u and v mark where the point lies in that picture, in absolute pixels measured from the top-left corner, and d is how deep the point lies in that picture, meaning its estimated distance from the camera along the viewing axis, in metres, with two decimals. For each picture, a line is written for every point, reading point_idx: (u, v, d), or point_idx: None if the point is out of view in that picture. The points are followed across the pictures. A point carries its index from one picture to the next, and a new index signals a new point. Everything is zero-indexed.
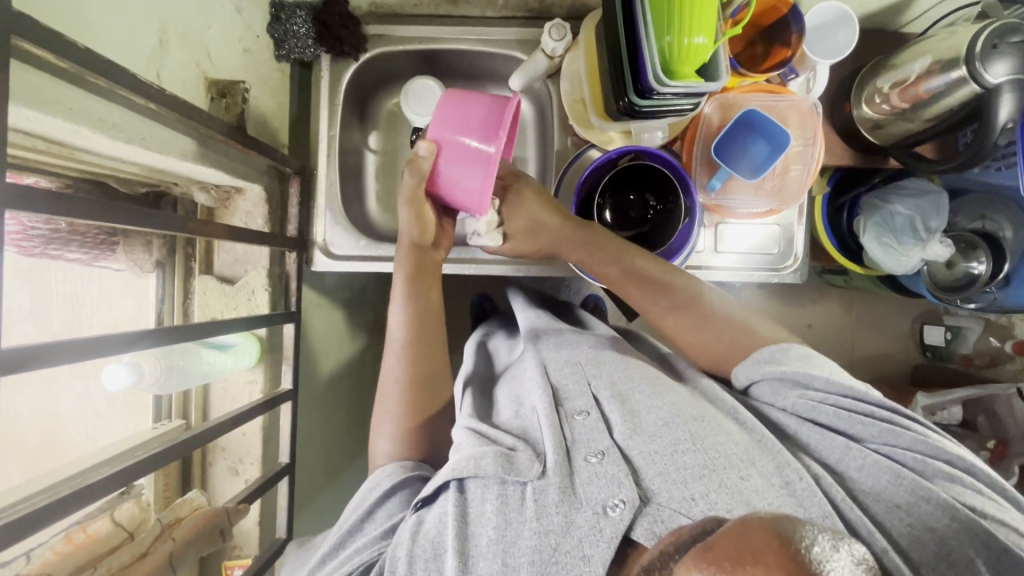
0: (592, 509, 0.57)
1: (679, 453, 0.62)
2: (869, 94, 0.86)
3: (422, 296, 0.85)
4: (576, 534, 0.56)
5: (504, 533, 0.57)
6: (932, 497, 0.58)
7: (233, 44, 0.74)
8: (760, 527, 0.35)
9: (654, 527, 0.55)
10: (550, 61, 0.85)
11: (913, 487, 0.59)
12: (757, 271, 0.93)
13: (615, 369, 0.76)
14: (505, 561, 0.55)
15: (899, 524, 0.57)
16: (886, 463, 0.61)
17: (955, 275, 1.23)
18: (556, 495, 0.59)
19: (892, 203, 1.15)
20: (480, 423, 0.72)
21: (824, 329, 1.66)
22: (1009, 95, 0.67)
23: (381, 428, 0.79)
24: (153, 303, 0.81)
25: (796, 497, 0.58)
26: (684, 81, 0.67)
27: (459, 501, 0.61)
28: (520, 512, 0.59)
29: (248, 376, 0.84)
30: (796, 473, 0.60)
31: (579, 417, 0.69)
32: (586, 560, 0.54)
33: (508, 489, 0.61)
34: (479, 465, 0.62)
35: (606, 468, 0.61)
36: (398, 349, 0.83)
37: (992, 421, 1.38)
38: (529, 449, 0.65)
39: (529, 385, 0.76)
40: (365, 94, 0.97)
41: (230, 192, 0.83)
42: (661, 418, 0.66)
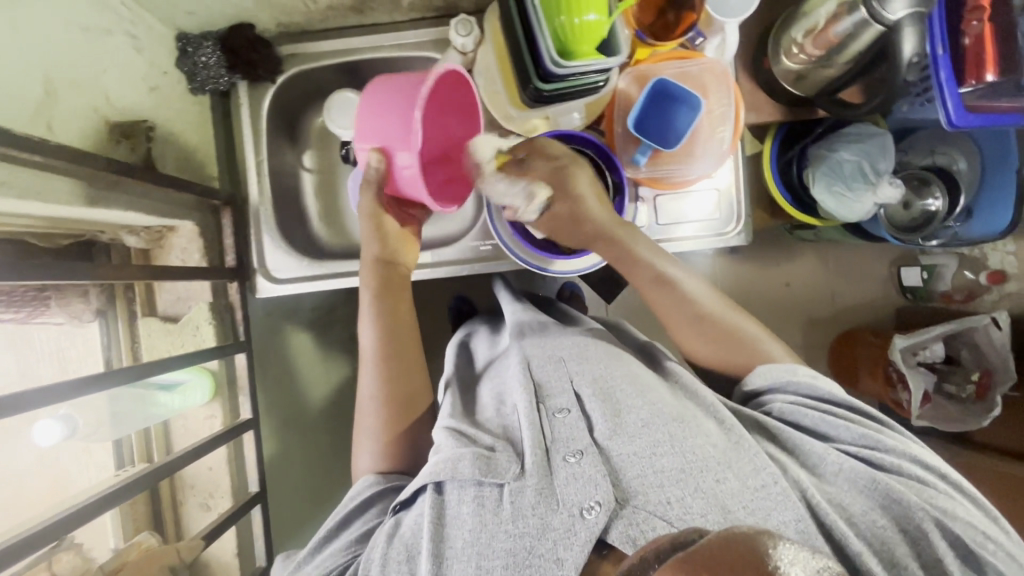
0: (569, 511, 0.58)
1: (657, 455, 0.62)
2: (785, 46, 0.84)
3: (392, 310, 0.84)
4: (551, 536, 0.56)
5: (479, 536, 0.58)
6: (904, 500, 0.59)
7: (136, 83, 0.74)
8: (732, 545, 0.33)
9: (629, 530, 0.56)
10: (464, 57, 0.85)
11: (887, 491, 0.60)
12: (703, 237, 0.92)
13: (599, 364, 0.76)
14: (479, 563, 0.56)
15: (874, 526, 0.58)
16: (862, 467, 0.62)
17: (914, 215, 1.21)
18: (532, 497, 0.60)
19: (838, 151, 1.14)
20: (460, 421, 0.73)
21: (801, 284, 1.65)
22: (910, 30, 0.67)
23: (360, 446, 0.79)
24: (100, 350, 0.81)
25: (770, 497, 0.59)
26: (582, 60, 0.67)
27: (436, 503, 0.62)
28: (495, 514, 0.59)
29: (207, 411, 0.85)
30: (772, 476, 0.61)
31: (560, 414, 0.69)
32: (559, 564, 0.54)
33: (485, 490, 0.61)
34: (457, 468, 0.63)
35: (584, 468, 0.61)
36: (371, 366, 0.81)
37: (976, 354, 1.36)
38: (508, 448, 0.66)
39: (512, 382, 0.76)
40: (292, 114, 0.97)
41: (162, 231, 0.83)
42: (642, 418, 0.66)
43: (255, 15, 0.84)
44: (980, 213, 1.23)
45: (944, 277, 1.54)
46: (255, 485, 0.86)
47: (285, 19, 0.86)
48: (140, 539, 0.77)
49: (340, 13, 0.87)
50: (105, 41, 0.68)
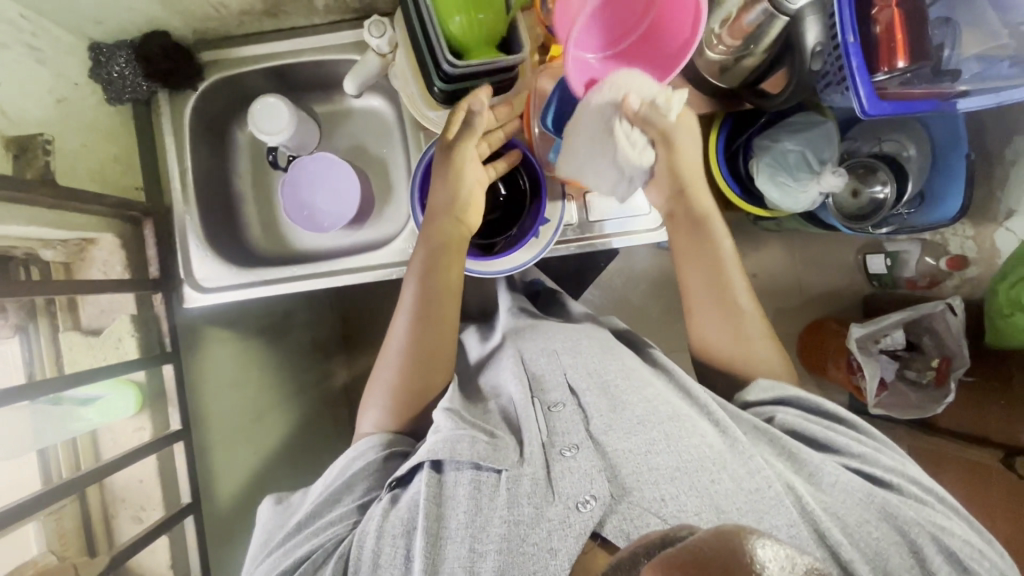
0: (564, 504, 0.62)
1: (652, 453, 0.65)
2: (704, 38, 0.83)
3: (437, 270, 0.79)
4: (545, 526, 0.60)
5: (474, 520, 0.62)
6: (898, 515, 0.63)
7: (39, 96, 0.73)
8: (718, 546, 0.33)
9: (623, 524, 0.60)
10: (383, 59, 0.84)
11: (883, 504, 0.64)
12: (637, 233, 0.89)
13: (594, 358, 0.79)
14: (472, 546, 0.60)
15: (869, 535, 0.62)
16: (859, 482, 0.66)
17: (862, 204, 1.22)
18: (528, 487, 0.64)
19: (781, 142, 1.14)
20: (458, 407, 0.75)
21: (767, 275, 1.64)
22: (813, 17, 0.68)
23: (370, 401, 0.81)
24: (21, 364, 0.79)
25: (762, 497, 0.61)
26: (478, 58, 0.66)
27: (432, 484, 0.67)
28: (491, 499, 0.64)
29: (136, 423, 0.84)
30: (766, 479, 0.63)
31: (556, 409, 0.73)
32: (552, 552, 0.58)
33: (481, 476, 0.66)
34: (454, 450, 0.66)
35: (579, 463, 0.65)
36: (403, 321, 0.80)
37: (935, 340, 1.35)
38: (507, 439, 0.71)
39: (506, 375, 0.82)
40: (220, 121, 0.96)
41: (82, 244, 0.82)
42: (638, 415, 0.70)
43: (168, 23, 0.83)
44: (931, 202, 1.22)
45: (908, 263, 1.52)
46: (188, 497, 0.86)
47: (200, 25, 0.85)
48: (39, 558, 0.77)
49: (254, 18, 0.86)
50: None
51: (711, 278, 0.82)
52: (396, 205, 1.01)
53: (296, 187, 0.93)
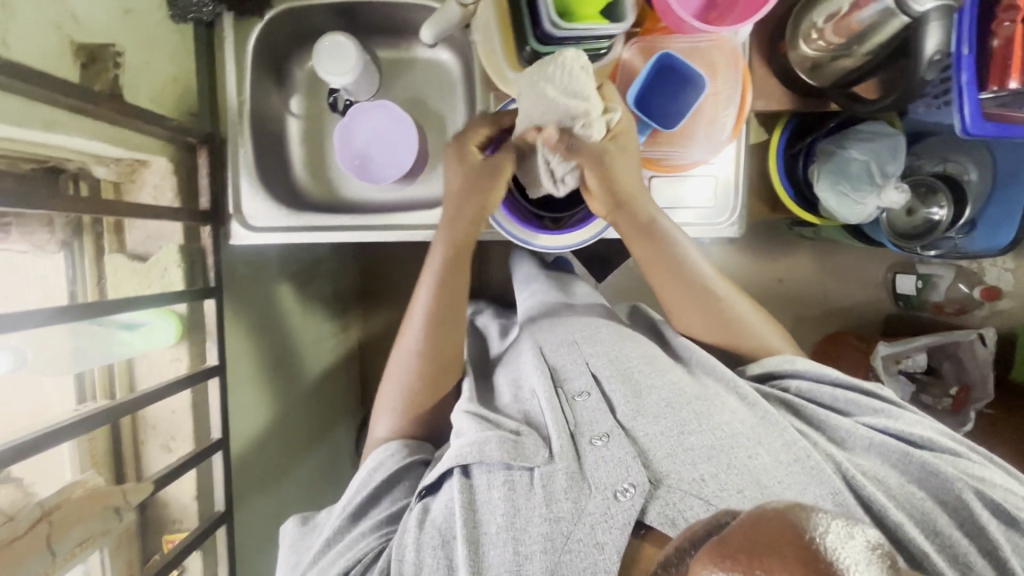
0: (603, 494, 0.61)
1: (685, 434, 0.65)
2: (803, 31, 0.79)
3: (450, 269, 0.81)
4: (587, 520, 0.59)
5: (514, 521, 0.61)
6: (941, 471, 0.61)
7: (110, 3, 0.69)
8: (774, 519, 0.33)
9: (666, 510, 0.58)
10: (464, 10, 0.80)
11: (921, 463, 0.63)
12: (691, 225, 0.87)
13: (613, 345, 0.77)
14: (518, 549, 0.59)
15: (913, 497, 0.61)
16: (894, 444, 0.65)
17: (915, 223, 1.19)
18: (564, 481, 0.63)
19: (847, 149, 1.10)
20: (479, 407, 0.75)
21: (793, 281, 1.62)
22: (937, 23, 0.63)
23: (382, 404, 0.81)
24: (63, 283, 0.78)
25: (803, 470, 0.61)
26: (583, 23, 0.62)
27: (464, 488, 0.65)
28: (528, 497, 0.62)
29: (172, 353, 0.83)
30: (805, 450, 0.63)
31: (580, 398, 0.72)
32: (598, 547, 0.57)
33: (514, 474, 0.64)
34: (482, 451, 0.65)
35: (612, 451, 0.64)
36: (424, 298, 0.82)
37: (957, 367, 1.35)
38: (534, 433, 0.69)
39: (526, 368, 0.79)
40: (280, 54, 0.92)
41: (134, 164, 0.79)
42: (664, 398, 0.69)
43: None
44: (981, 229, 1.18)
45: (939, 288, 1.47)
46: (218, 432, 0.86)
47: None
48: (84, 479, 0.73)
49: None
50: None
51: (681, 277, 0.80)
52: (449, 165, 0.98)
53: (352, 132, 0.90)
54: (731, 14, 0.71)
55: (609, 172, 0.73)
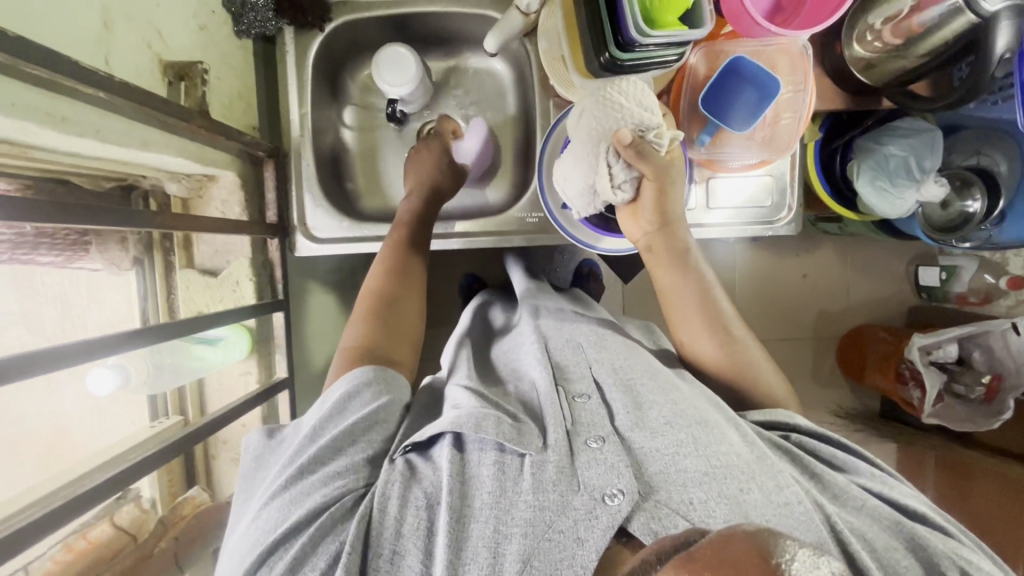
0: (590, 495, 0.54)
1: (681, 454, 0.57)
2: (860, 32, 0.81)
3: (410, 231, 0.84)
4: (571, 515, 0.53)
5: (499, 501, 0.55)
6: (932, 549, 0.54)
7: (186, 22, 0.70)
8: (741, 539, 0.31)
9: (651, 523, 0.52)
10: (526, 19, 0.81)
11: (913, 536, 0.55)
12: (750, 224, 0.91)
13: (620, 356, 0.71)
14: (498, 528, 0.53)
15: (901, 565, 0.53)
16: (887, 511, 0.57)
17: (950, 216, 1.12)
18: (554, 473, 0.56)
19: (886, 145, 1.06)
20: (478, 386, 0.70)
21: (819, 278, 1.53)
22: (1007, 23, 0.65)
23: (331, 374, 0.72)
24: (136, 301, 0.80)
25: (794, 514, 0.53)
26: (667, 29, 0.63)
27: (456, 458, 0.59)
28: (516, 482, 0.56)
29: (242, 367, 0.83)
30: (796, 492, 0.55)
31: (581, 400, 0.65)
32: (579, 542, 0.51)
33: (506, 458, 0.59)
34: (481, 425, 0.59)
35: (606, 455, 0.57)
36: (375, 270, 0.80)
37: (988, 358, 1.27)
38: (531, 421, 0.63)
39: (529, 361, 0.73)
40: (335, 66, 0.92)
41: (202, 180, 0.80)
42: (664, 415, 0.62)
43: None
44: (1013, 220, 1.07)
45: (962, 279, 1.38)
46: None
47: None
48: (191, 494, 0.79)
49: None
50: None
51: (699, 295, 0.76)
52: (502, 171, 0.99)
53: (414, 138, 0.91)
54: (796, 19, 0.73)
55: (664, 203, 0.74)
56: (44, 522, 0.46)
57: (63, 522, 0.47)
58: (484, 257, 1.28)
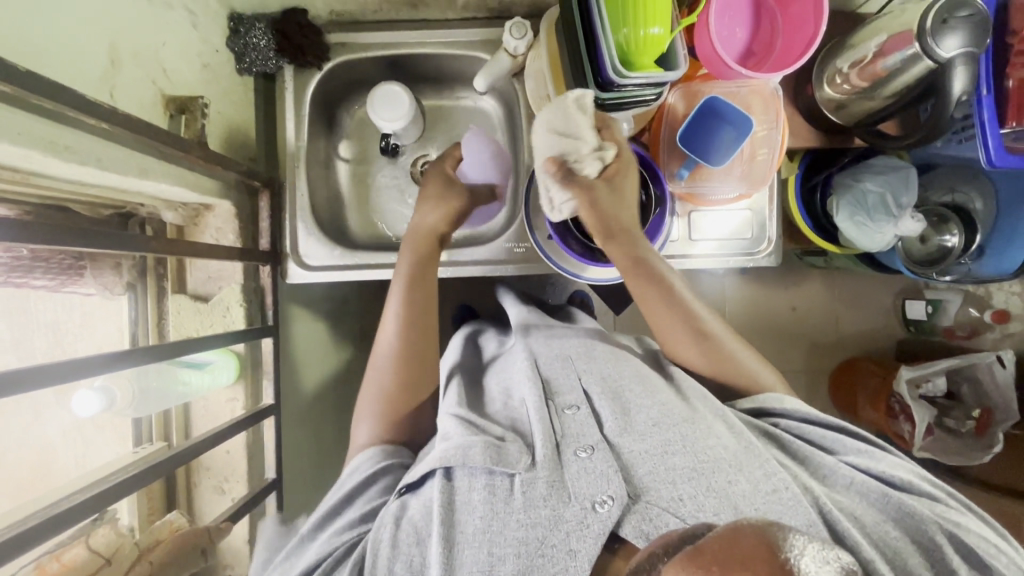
0: (581, 504, 0.55)
1: (669, 454, 0.59)
2: (829, 75, 0.86)
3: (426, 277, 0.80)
4: (563, 528, 0.54)
5: (490, 524, 0.55)
6: (918, 513, 0.56)
7: (190, 59, 0.74)
8: (750, 534, 0.35)
9: (642, 525, 0.53)
10: (514, 60, 0.86)
11: (900, 506, 0.57)
12: (732, 256, 0.94)
13: (607, 364, 0.73)
14: (490, 550, 0.53)
15: (889, 536, 0.55)
16: (873, 481, 0.60)
17: (929, 250, 1.14)
18: (544, 489, 0.57)
19: (863, 181, 1.10)
20: (468, 412, 0.69)
21: (807, 309, 1.54)
22: (962, 68, 0.70)
23: (361, 409, 0.76)
24: (127, 326, 0.81)
25: (782, 501, 0.55)
26: (643, 71, 0.67)
27: (445, 489, 0.59)
28: (507, 502, 0.57)
29: (229, 393, 0.84)
30: (783, 481, 0.57)
31: (570, 411, 0.65)
32: (571, 554, 0.53)
33: (496, 480, 0.59)
34: (467, 455, 0.59)
35: (595, 463, 0.58)
36: (392, 327, 0.77)
37: (978, 393, 1.28)
38: (519, 440, 0.63)
39: (519, 377, 0.73)
40: (331, 103, 0.96)
41: (199, 209, 0.82)
42: (651, 417, 0.63)
43: (309, 2, 0.84)
44: (991, 256, 1.12)
45: (949, 313, 1.41)
46: (272, 472, 0.85)
47: (339, 7, 0.85)
48: (172, 518, 0.77)
49: (393, 6, 0.86)
50: (168, 13, 0.68)
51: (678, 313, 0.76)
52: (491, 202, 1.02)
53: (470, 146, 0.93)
54: (767, 62, 0.78)
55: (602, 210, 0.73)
56: None
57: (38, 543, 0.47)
58: (474, 287, 1.30)
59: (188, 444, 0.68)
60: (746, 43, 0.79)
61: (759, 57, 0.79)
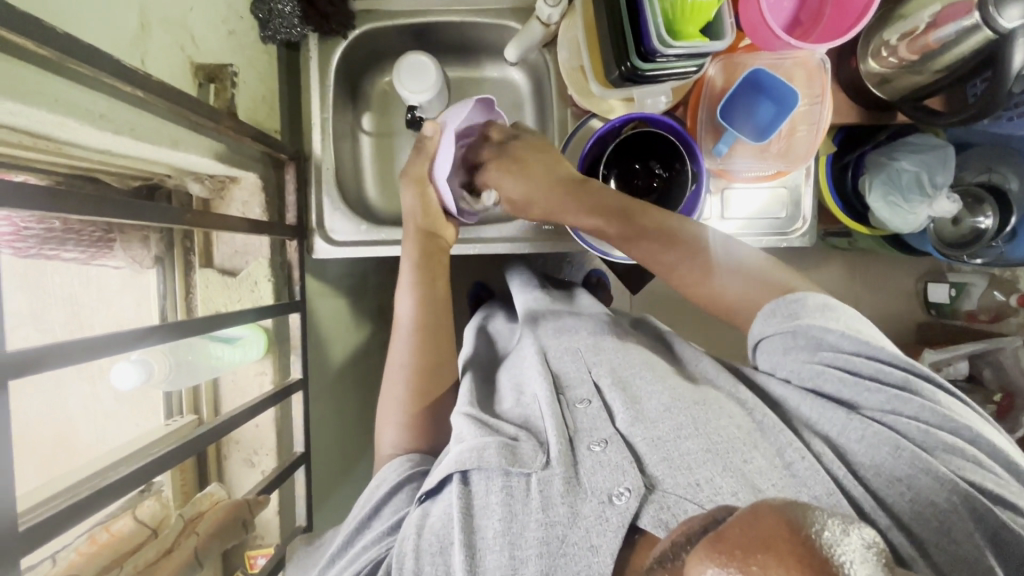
0: (598, 498, 0.54)
1: (682, 438, 0.58)
2: (875, 48, 0.82)
3: (428, 284, 0.82)
4: (582, 524, 0.53)
5: (510, 526, 0.54)
6: (933, 470, 0.53)
7: (217, 25, 0.71)
8: (772, 513, 0.31)
9: (661, 515, 0.51)
10: (546, 28, 0.82)
11: (914, 460, 0.54)
12: (764, 235, 0.91)
13: (617, 353, 0.72)
14: (512, 554, 0.52)
15: (901, 500, 0.54)
16: (888, 434, 0.56)
17: (961, 232, 1.09)
18: (561, 485, 0.56)
19: (898, 160, 1.05)
20: (479, 411, 0.68)
21: (830, 292, 1.50)
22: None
23: (383, 419, 0.75)
24: (155, 299, 0.82)
25: (797, 478, 0.55)
26: (688, 41, 0.65)
27: (463, 494, 0.58)
28: (525, 502, 0.55)
29: (257, 367, 0.84)
30: (799, 453, 0.57)
31: (581, 405, 0.65)
32: (593, 550, 0.51)
33: (513, 480, 0.57)
34: (482, 457, 0.58)
35: (610, 455, 0.57)
36: (407, 336, 0.79)
37: (999, 375, 1.24)
38: (532, 438, 0.62)
39: (529, 372, 0.72)
40: (355, 73, 0.94)
41: (225, 181, 0.81)
42: (663, 403, 0.62)
43: None
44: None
45: (972, 296, 1.37)
46: (299, 446, 0.86)
47: None
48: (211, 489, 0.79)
49: None
50: None
51: (661, 241, 0.72)
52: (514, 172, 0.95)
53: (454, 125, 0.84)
54: (815, 32, 0.75)
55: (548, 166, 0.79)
56: (74, 511, 0.46)
57: (90, 513, 0.48)
58: (492, 265, 1.28)
59: (217, 422, 0.65)
60: (792, 13, 0.77)
61: (806, 28, 0.76)
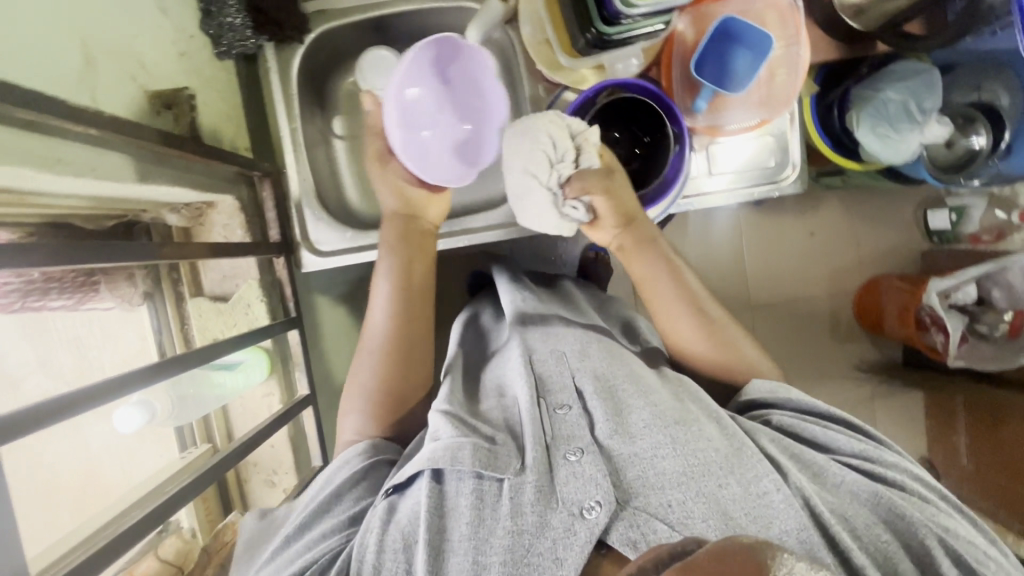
0: (569, 510, 0.53)
1: (660, 457, 0.57)
2: None
3: (410, 274, 0.78)
4: (551, 535, 0.52)
5: (476, 530, 0.53)
6: (907, 516, 0.55)
7: (167, 48, 0.69)
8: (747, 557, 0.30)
9: (631, 532, 0.52)
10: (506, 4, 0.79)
11: (890, 505, 0.57)
12: (754, 187, 0.89)
13: (603, 360, 0.70)
14: (476, 560, 0.51)
15: (878, 539, 0.54)
16: (864, 481, 0.59)
17: (957, 154, 1.07)
18: (532, 494, 0.55)
19: (884, 91, 1.02)
20: (460, 410, 0.66)
21: (829, 235, 1.48)
22: None
23: (348, 407, 0.75)
24: (152, 336, 0.81)
25: (773, 507, 0.54)
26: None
27: (432, 491, 0.57)
28: (495, 509, 0.55)
29: (264, 389, 0.84)
30: (774, 483, 0.56)
31: (561, 410, 0.64)
32: (558, 563, 0.50)
33: (485, 485, 0.57)
34: (456, 457, 0.57)
35: (584, 466, 0.57)
36: (380, 327, 0.76)
37: (1009, 295, 1.20)
38: (510, 442, 0.61)
39: (512, 373, 0.71)
40: (318, 78, 0.91)
41: (202, 207, 0.80)
42: (645, 418, 0.61)
43: None
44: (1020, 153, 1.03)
45: (973, 219, 1.34)
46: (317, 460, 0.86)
47: None
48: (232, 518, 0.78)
49: None
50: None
51: (672, 275, 0.75)
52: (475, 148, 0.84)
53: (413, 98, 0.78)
54: None
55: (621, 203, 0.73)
56: (95, 562, 0.46)
57: (113, 560, 0.48)
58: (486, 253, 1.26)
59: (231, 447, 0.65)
60: None
61: None
